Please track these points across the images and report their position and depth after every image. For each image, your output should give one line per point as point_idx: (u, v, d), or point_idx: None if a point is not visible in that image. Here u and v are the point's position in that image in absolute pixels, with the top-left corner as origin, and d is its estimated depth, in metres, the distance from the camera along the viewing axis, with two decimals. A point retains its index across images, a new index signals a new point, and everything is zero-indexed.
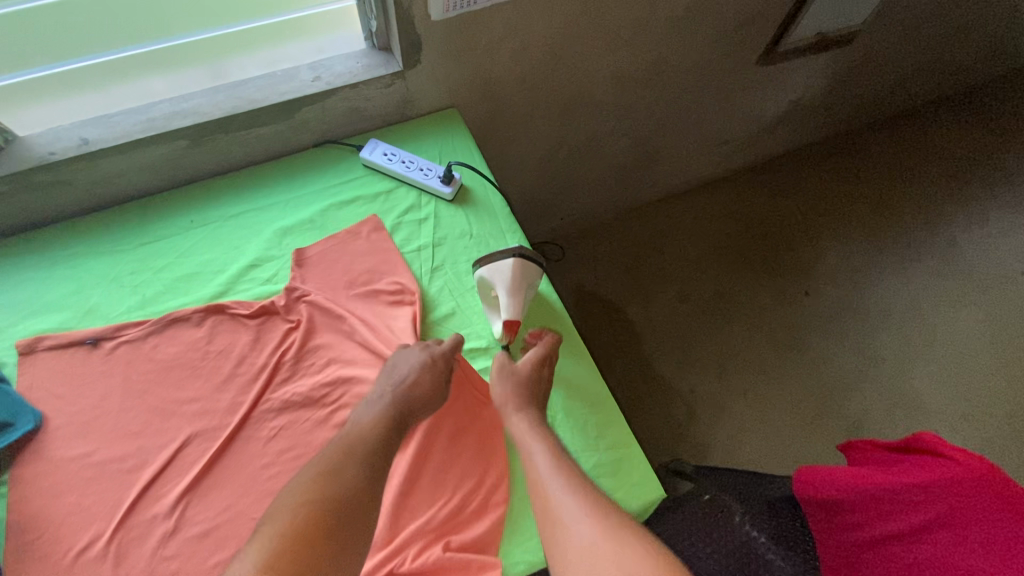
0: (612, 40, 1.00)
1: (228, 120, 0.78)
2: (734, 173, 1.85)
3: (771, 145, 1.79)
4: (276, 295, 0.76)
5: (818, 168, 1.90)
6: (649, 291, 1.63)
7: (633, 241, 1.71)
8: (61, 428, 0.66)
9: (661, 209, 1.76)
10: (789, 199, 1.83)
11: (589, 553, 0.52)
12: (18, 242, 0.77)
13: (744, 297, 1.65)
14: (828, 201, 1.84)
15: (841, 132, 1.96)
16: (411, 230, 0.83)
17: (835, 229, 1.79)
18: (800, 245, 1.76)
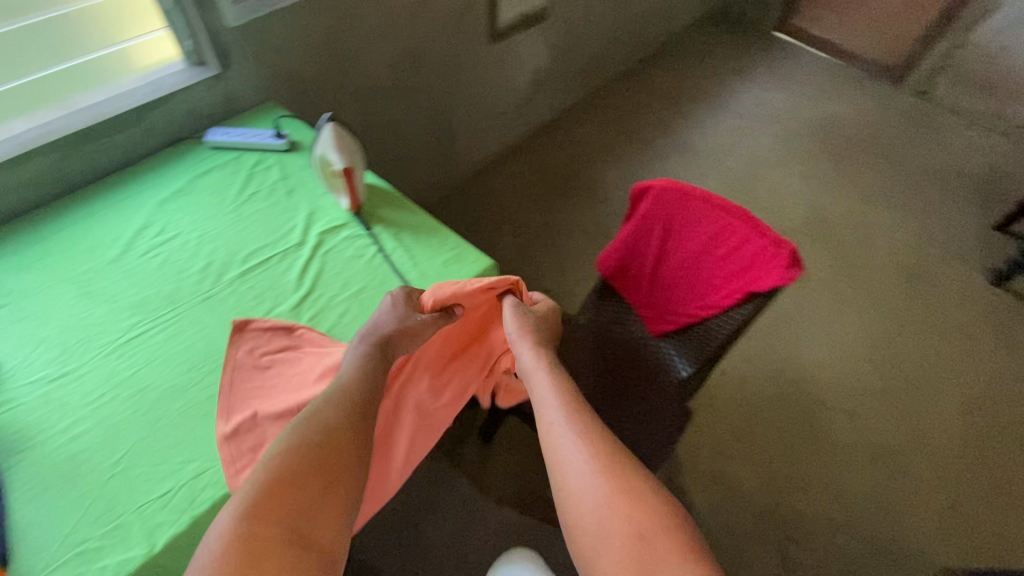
0: (371, 36, 1.41)
1: (91, 129, 1.01)
2: (525, 140, 2.37)
3: (540, 112, 2.35)
4: (170, 237, 0.99)
5: (582, 121, 2.51)
6: (490, 235, 2.02)
7: (466, 206, 2.11)
8: (18, 363, 0.82)
9: (480, 179, 2.20)
10: (569, 146, 2.39)
11: (600, 509, 0.71)
12: None
13: (561, 219, 2.11)
14: (596, 140, 2.44)
15: (589, 95, 2.62)
16: (264, 174, 1.10)
17: (608, 156, 2.38)
18: (588, 173, 2.29)
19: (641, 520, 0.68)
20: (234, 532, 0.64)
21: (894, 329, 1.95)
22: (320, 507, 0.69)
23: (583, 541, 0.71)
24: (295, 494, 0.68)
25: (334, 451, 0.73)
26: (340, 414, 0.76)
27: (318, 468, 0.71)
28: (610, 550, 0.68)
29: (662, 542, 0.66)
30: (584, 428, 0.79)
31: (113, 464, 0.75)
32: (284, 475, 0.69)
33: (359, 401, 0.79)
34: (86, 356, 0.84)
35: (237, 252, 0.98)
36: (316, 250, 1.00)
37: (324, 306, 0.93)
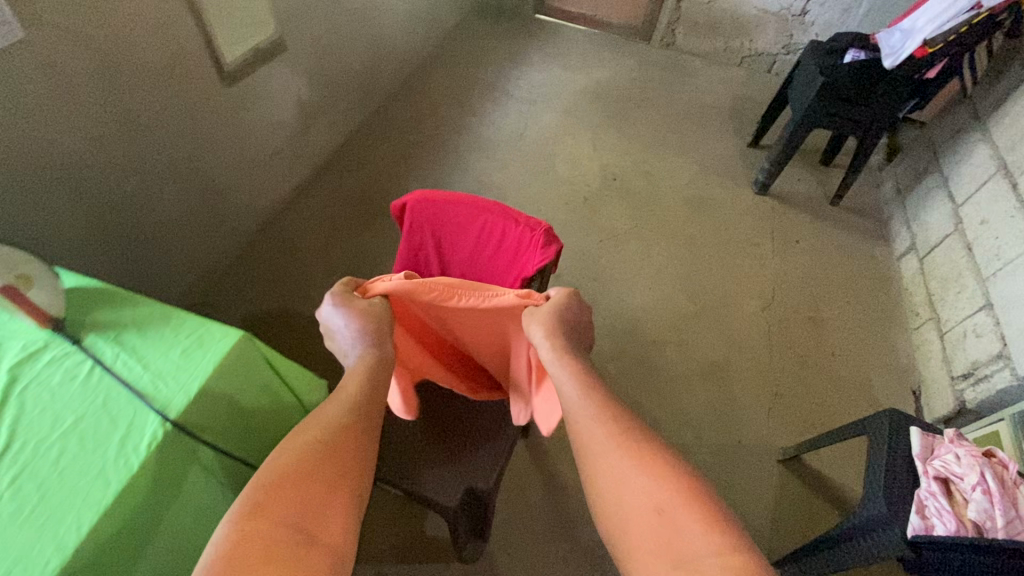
0: (51, 112, 1.23)
1: None
2: (317, 173, 2.27)
3: (323, 141, 2.26)
4: None
5: (373, 139, 2.46)
6: (302, 282, 1.93)
7: (266, 258, 1.96)
8: None
9: (276, 225, 2.06)
10: (364, 169, 2.33)
11: (621, 485, 0.79)
12: None
13: (372, 246, 2.06)
14: (391, 155, 2.42)
15: (373, 110, 2.57)
16: None
17: (409, 170, 2.38)
18: (389, 193, 2.27)
19: (665, 497, 0.75)
20: (249, 527, 0.67)
21: (693, 255, 2.18)
22: (329, 505, 0.73)
23: (612, 516, 0.80)
24: (307, 496, 0.72)
25: (344, 454, 0.79)
26: (349, 420, 0.83)
27: (328, 464, 0.76)
28: (634, 528, 0.75)
29: (686, 511, 0.73)
30: (601, 408, 0.86)
31: None
32: (302, 469, 0.74)
33: (364, 404, 0.86)
34: None
35: None
36: (10, 388, 0.81)
37: (34, 456, 0.76)
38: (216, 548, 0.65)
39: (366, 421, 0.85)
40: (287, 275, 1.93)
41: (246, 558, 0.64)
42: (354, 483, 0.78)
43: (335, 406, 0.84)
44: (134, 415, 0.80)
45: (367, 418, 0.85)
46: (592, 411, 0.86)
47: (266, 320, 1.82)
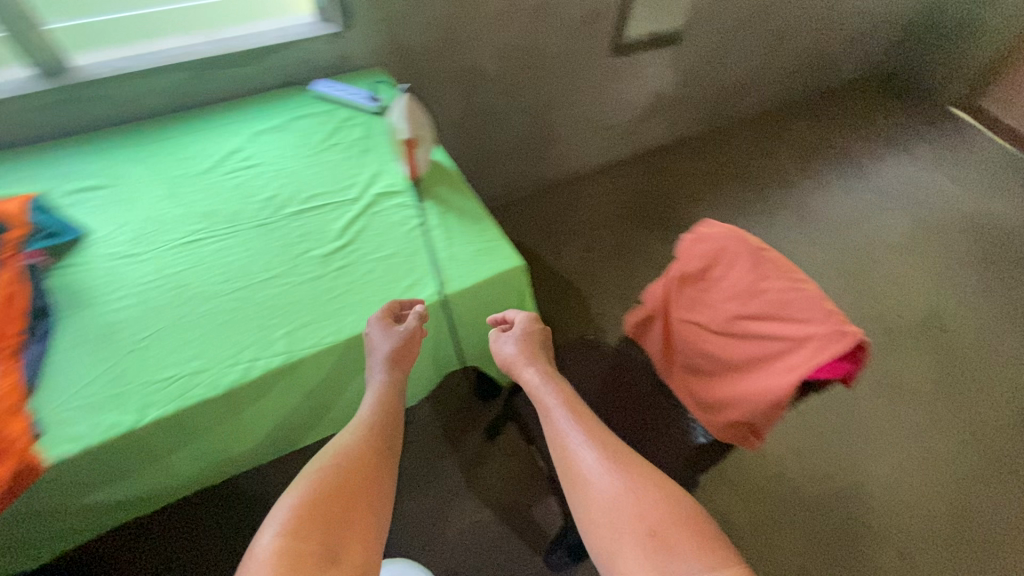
0: (489, 24, 1.44)
1: (218, 59, 1.15)
2: (629, 159, 2.30)
3: (652, 134, 2.28)
4: (255, 168, 1.10)
5: (694, 153, 2.39)
6: (563, 243, 1.98)
7: (547, 208, 2.09)
8: (101, 240, 0.96)
9: (569, 186, 2.16)
10: (671, 176, 2.28)
11: (613, 497, 0.67)
12: (64, 142, 1.07)
13: (637, 246, 2.00)
14: (704, 175, 2.31)
15: (710, 128, 2.49)
16: (346, 130, 1.19)
17: (712, 196, 2.24)
18: (683, 207, 2.16)
19: (660, 511, 0.65)
20: (282, 547, 0.61)
21: (991, 475, 1.63)
22: (349, 531, 0.66)
23: (601, 533, 0.67)
24: (334, 514, 0.66)
25: (365, 471, 0.73)
26: (370, 447, 0.77)
27: (346, 495, 0.69)
28: (625, 534, 0.64)
29: (679, 535, 0.63)
30: (591, 427, 0.76)
31: (136, 339, 0.86)
32: (328, 497, 0.67)
33: (382, 430, 0.80)
34: (152, 245, 0.96)
35: (301, 190, 1.08)
36: (370, 207, 1.07)
37: (358, 262, 0.99)
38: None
39: (377, 451, 0.77)
40: (550, 231, 2.01)
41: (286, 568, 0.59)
42: (376, 504, 0.71)
43: (348, 437, 0.78)
44: (422, 277, 0.98)
45: (387, 446, 0.79)
46: (578, 430, 0.75)
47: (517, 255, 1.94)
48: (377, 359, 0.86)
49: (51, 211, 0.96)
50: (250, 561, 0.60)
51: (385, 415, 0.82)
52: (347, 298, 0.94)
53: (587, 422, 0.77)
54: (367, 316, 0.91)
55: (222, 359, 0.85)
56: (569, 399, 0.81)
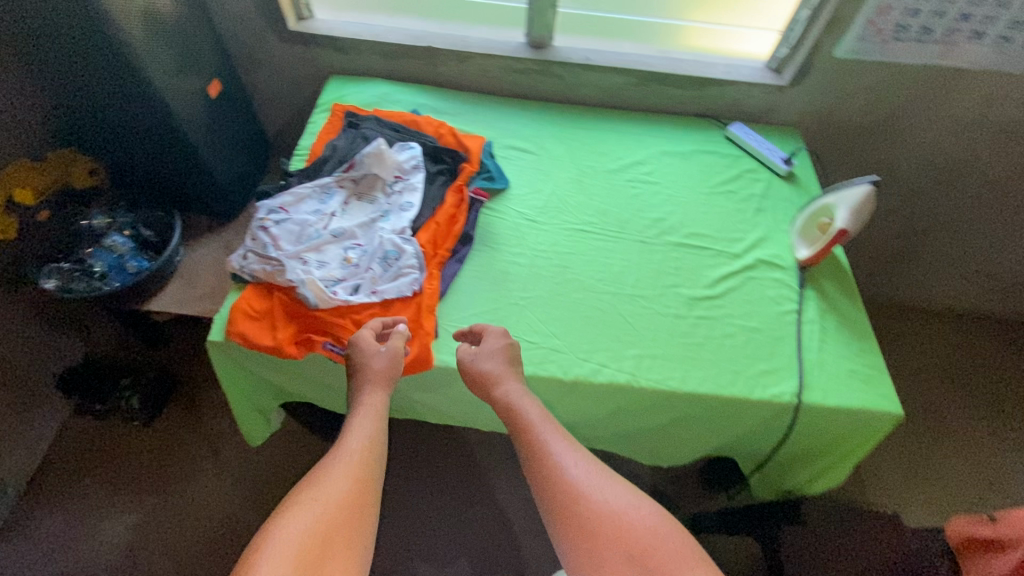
0: (937, 127, 1.25)
1: (664, 76, 1.20)
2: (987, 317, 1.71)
3: None
4: (651, 185, 1.13)
5: None
6: None
7: None
8: (516, 196, 1.09)
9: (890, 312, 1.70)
10: None
11: (590, 505, 0.60)
12: (514, 101, 1.25)
13: (984, 433, 1.47)
14: None
15: None
16: (746, 182, 1.15)
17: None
18: None
19: (643, 530, 0.57)
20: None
21: None
22: (331, 564, 0.56)
23: (569, 540, 0.59)
24: (322, 551, 0.56)
25: (356, 495, 0.63)
26: (360, 468, 0.65)
27: (334, 523, 0.59)
28: (592, 539, 0.58)
29: (656, 556, 0.55)
30: (542, 439, 0.68)
31: (518, 296, 0.94)
32: (310, 529, 0.57)
33: (374, 463, 0.67)
34: (551, 219, 1.06)
35: (687, 225, 1.07)
36: (749, 270, 1.01)
37: (722, 321, 0.94)
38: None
39: (365, 471, 0.66)
40: None
41: None
42: (362, 524, 0.61)
43: (338, 463, 0.65)
44: (783, 369, 0.89)
45: (375, 477, 0.67)
46: (556, 437, 0.68)
47: None
48: (362, 379, 0.77)
49: (492, 159, 1.13)
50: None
51: (375, 430, 0.71)
52: (701, 351, 0.91)
53: (527, 446, 0.69)
54: (717, 381, 0.88)
55: (577, 351, 0.89)
56: (527, 417, 0.71)
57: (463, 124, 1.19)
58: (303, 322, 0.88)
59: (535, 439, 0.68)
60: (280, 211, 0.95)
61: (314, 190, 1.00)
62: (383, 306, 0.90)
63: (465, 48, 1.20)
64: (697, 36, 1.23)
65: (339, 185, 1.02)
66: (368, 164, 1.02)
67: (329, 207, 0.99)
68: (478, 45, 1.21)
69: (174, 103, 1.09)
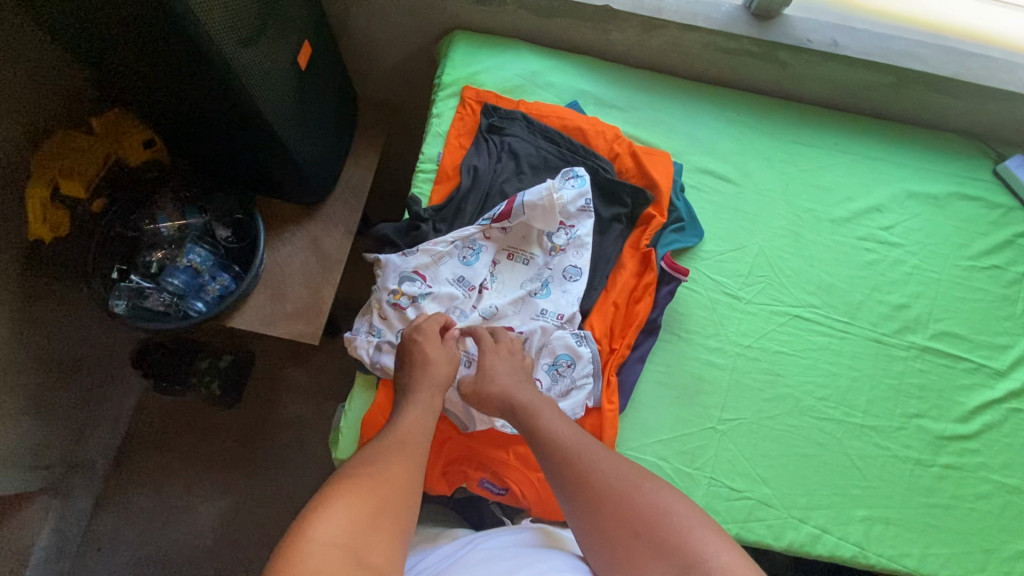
0: None
1: (943, 80, 0.83)
2: None
3: None
4: (890, 248, 0.84)
5: None
6: None
7: None
8: (710, 256, 0.82)
9: None
10: None
11: (605, 481, 0.57)
12: (708, 92, 0.90)
13: None
14: None
15: None
16: (1018, 252, 0.85)
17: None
18: None
19: (654, 513, 0.54)
20: (313, 563, 0.42)
21: None
22: (381, 529, 0.48)
23: (585, 521, 0.56)
24: (373, 521, 0.48)
25: (405, 468, 0.54)
26: (405, 442, 0.57)
27: (383, 488, 0.51)
28: (601, 515, 0.55)
29: (664, 531, 0.52)
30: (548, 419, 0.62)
31: (717, 419, 0.73)
32: (357, 495, 0.49)
33: (418, 449, 0.57)
34: (758, 296, 0.80)
35: (936, 318, 0.80)
36: (1014, 399, 0.77)
37: (977, 475, 0.73)
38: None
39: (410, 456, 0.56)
40: None
41: None
42: (412, 503, 0.53)
43: (380, 440, 0.57)
44: None
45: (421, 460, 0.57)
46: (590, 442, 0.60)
47: None
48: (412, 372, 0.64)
49: (682, 196, 0.83)
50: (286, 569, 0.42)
51: (422, 416, 0.61)
52: (947, 519, 0.71)
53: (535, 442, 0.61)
54: (961, 562, 0.70)
55: (791, 507, 0.70)
56: (539, 410, 0.63)
57: (640, 130, 0.87)
58: (445, 431, 0.70)
59: (533, 418, 0.62)
60: (416, 281, 0.72)
61: (456, 246, 0.74)
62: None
63: (659, 12, 0.83)
64: (979, 15, 0.84)
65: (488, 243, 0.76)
66: (527, 215, 0.74)
67: (475, 275, 0.74)
68: (678, 9, 0.83)
69: (260, 93, 0.79)
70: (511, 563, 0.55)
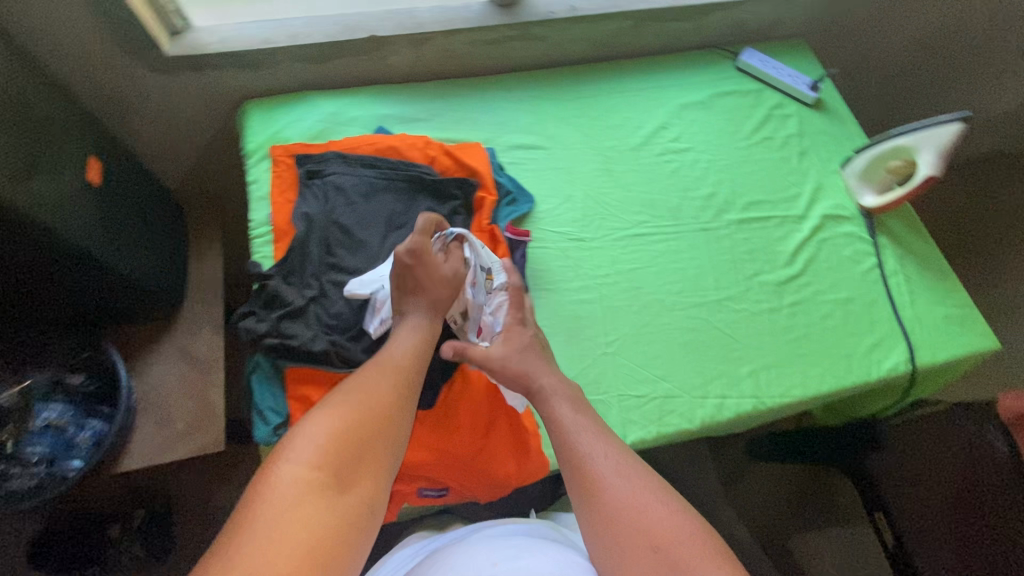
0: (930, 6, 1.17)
1: (667, 10, 0.99)
2: None
3: None
4: (684, 153, 0.98)
5: None
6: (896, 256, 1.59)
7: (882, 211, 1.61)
8: (547, 213, 0.90)
9: None
10: None
11: (622, 500, 0.57)
12: (493, 81, 1.00)
13: None
14: None
15: None
16: (778, 121, 1.03)
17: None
18: None
19: (664, 530, 0.54)
20: (296, 474, 0.52)
21: None
22: (366, 461, 0.56)
23: (595, 541, 0.56)
24: (359, 439, 0.56)
25: (393, 400, 0.61)
26: (395, 373, 0.63)
27: (370, 416, 0.58)
28: (614, 532, 0.55)
29: (674, 548, 0.53)
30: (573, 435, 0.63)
31: (605, 344, 0.81)
32: (345, 416, 0.57)
33: (412, 377, 0.64)
34: (598, 231, 0.90)
35: (740, 194, 0.95)
36: (819, 232, 0.93)
37: (816, 301, 0.87)
38: (266, 525, 0.48)
39: (401, 386, 0.63)
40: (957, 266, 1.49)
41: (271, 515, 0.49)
42: (399, 425, 0.60)
43: (374, 368, 0.63)
44: (890, 339, 0.85)
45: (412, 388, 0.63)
46: (612, 453, 0.61)
47: None
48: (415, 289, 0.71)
49: (504, 172, 0.91)
50: (265, 493, 0.51)
51: (416, 351, 0.66)
52: (810, 346, 0.83)
53: (545, 374, 0.69)
54: (833, 374, 0.82)
55: (692, 390, 0.79)
56: (558, 412, 0.65)
57: (448, 131, 0.94)
58: None
59: (562, 436, 0.63)
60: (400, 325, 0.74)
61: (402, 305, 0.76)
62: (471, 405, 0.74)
63: (421, 27, 0.91)
64: None
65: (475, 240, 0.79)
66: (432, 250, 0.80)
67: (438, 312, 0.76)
68: (436, 19, 0.92)
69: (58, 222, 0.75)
70: (500, 546, 0.59)
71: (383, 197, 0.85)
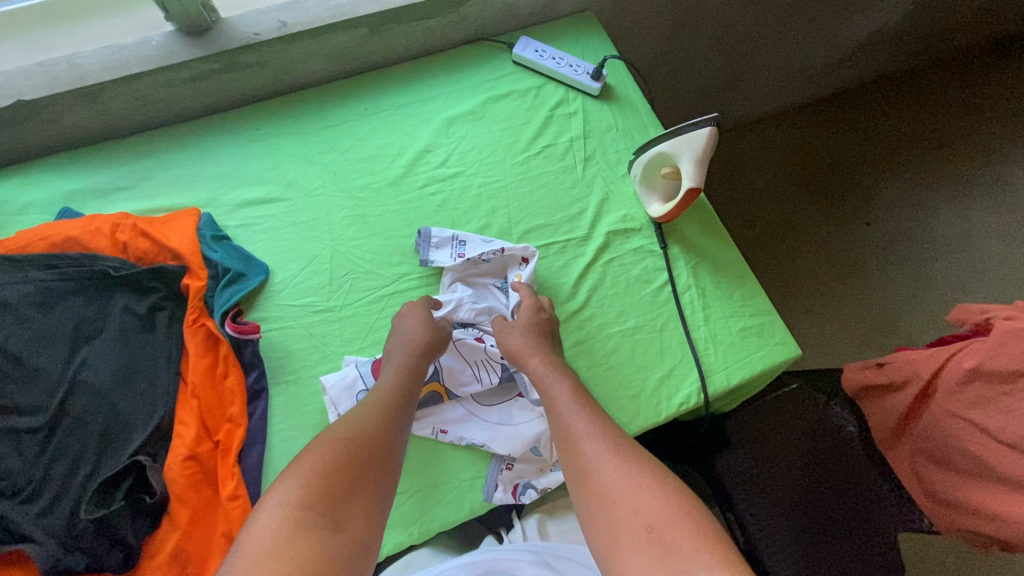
0: None
1: (406, 9, 0.83)
2: (813, 103, 1.72)
3: (854, 73, 1.69)
4: (453, 178, 0.85)
5: (908, 95, 1.73)
6: (746, 208, 1.61)
7: (725, 167, 1.66)
8: (284, 283, 0.76)
9: (735, 135, 1.69)
10: (864, 128, 1.70)
11: (606, 476, 0.56)
12: (214, 125, 0.83)
13: (827, 223, 1.60)
14: (917, 131, 1.69)
15: (939, 59, 1.77)
16: (562, 122, 0.90)
17: (956, 181, 1.63)
18: (900, 162, 1.66)
19: (646, 498, 0.53)
20: (281, 511, 0.50)
21: None
22: (358, 497, 0.54)
23: (590, 520, 0.55)
24: (346, 476, 0.54)
25: (385, 442, 0.60)
26: (385, 410, 0.63)
27: (358, 455, 0.57)
28: (603, 507, 0.54)
29: (659, 516, 0.51)
30: (571, 425, 0.63)
31: None
32: (329, 456, 0.56)
33: (396, 415, 0.63)
34: (349, 295, 0.76)
35: (517, 221, 0.84)
36: (606, 253, 0.83)
37: (602, 338, 0.78)
38: (251, 562, 0.46)
39: (388, 427, 0.62)
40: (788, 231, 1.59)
41: (253, 550, 0.47)
42: (386, 466, 0.58)
43: (366, 407, 0.63)
44: (682, 370, 0.77)
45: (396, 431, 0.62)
46: (594, 432, 0.61)
47: (762, 240, 1.59)
48: (397, 348, 0.70)
49: (225, 242, 0.76)
50: (252, 532, 0.49)
51: (396, 390, 0.66)
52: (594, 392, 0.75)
53: (544, 352, 0.70)
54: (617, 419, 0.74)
55: (459, 473, 0.69)
56: (553, 396, 0.67)
57: (158, 199, 0.78)
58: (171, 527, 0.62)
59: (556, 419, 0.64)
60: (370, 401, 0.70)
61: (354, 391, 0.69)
62: (190, 544, 0.62)
63: (83, 78, 0.73)
64: None
65: (475, 261, 0.79)
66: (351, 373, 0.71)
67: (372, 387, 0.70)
68: (102, 65, 0.74)
69: None
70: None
71: (63, 305, 0.69)
